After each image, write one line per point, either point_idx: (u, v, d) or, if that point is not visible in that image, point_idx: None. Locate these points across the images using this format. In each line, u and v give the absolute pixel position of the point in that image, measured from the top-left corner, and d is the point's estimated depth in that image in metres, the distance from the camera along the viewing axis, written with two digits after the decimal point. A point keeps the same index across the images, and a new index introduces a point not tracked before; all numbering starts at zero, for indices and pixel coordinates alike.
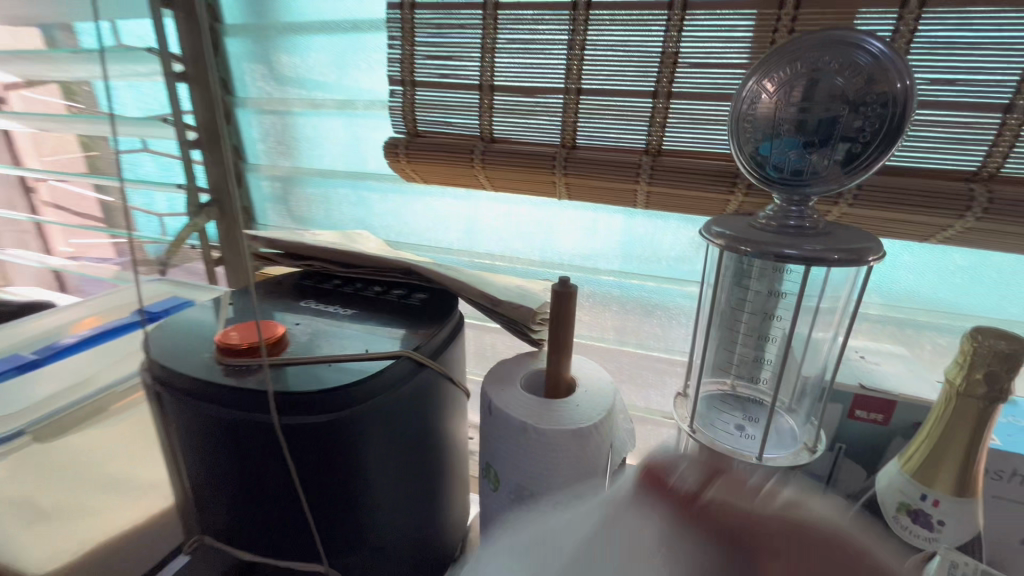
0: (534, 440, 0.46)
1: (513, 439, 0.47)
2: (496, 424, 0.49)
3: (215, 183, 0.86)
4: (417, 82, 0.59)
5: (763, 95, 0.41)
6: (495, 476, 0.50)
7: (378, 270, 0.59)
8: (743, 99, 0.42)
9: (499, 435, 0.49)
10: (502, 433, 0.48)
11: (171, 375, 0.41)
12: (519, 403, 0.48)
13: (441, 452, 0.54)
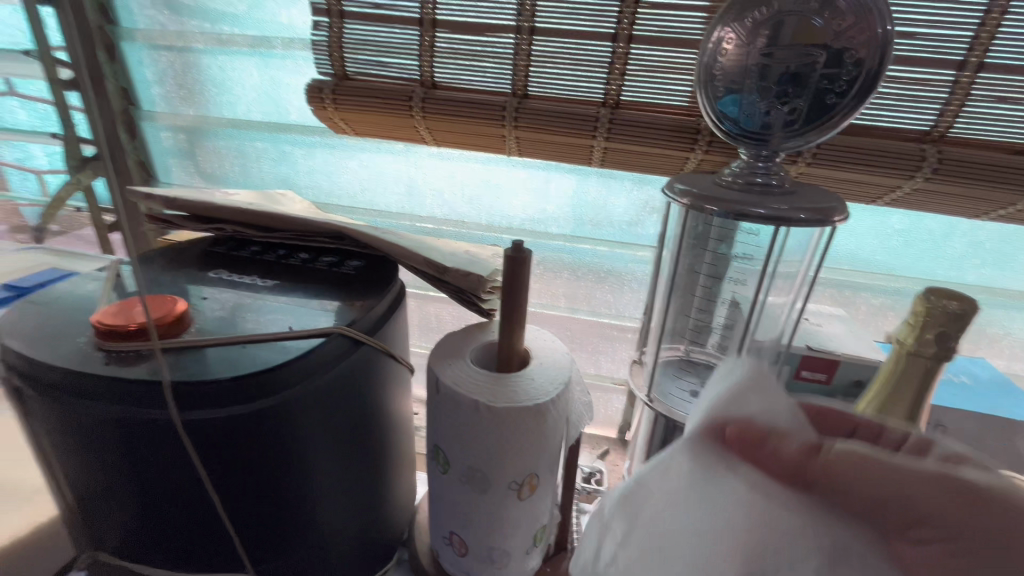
0: (487, 418, 0.42)
1: (463, 419, 0.43)
2: (443, 403, 0.44)
3: (100, 130, 0.77)
4: (347, 13, 0.51)
5: (738, 37, 0.37)
6: (444, 458, 0.46)
7: (305, 235, 0.51)
8: (715, 40, 0.38)
9: (446, 415, 0.44)
10: (451, 413, 0.44)
11: (32, 365, 0.33)
12: (469, 379, 0.44)
13: (384, 435, 0.49)
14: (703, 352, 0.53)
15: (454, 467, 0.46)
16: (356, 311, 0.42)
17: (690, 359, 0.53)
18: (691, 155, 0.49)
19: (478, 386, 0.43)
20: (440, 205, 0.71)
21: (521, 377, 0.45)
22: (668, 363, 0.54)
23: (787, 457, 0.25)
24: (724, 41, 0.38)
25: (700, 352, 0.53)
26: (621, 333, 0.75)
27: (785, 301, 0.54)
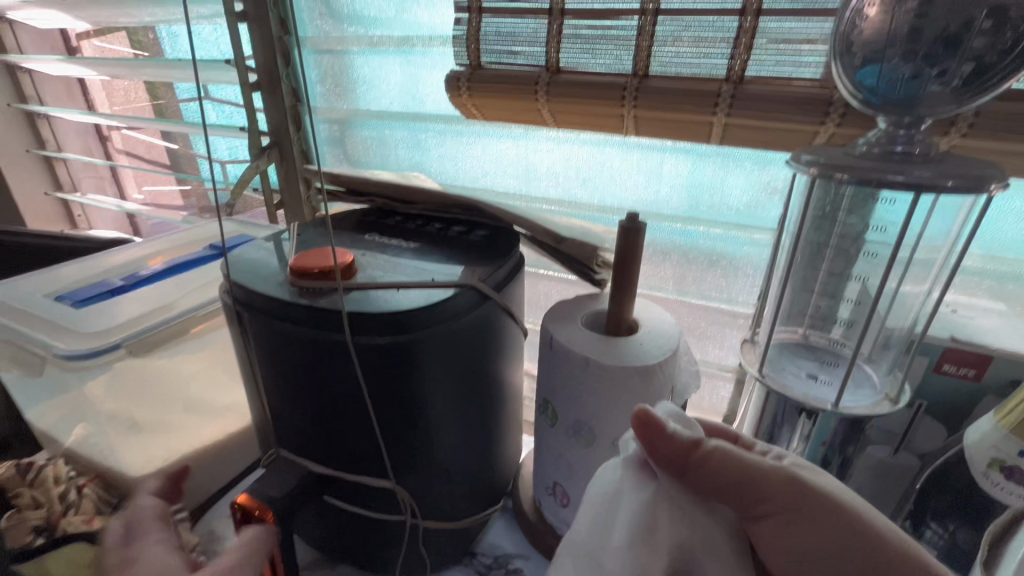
0: (595, 374, 0.45)
1: (573, 374, 0.47)
2: (556, 360, 0.48)
3: (276, 124, 0.93)
4: (484, 9, 0.57)
5: (880, 1, 0.36)
6: (553, 412, 0.51)
7: (440, 208, 0.59)
8: (854, 7, 0.37)
9: (557, 370, 0.48)
10: (562, 368, 0.48)
11: (249, 294, 0.43)
12: (580, 338, 0.48)
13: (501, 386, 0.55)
14: (821, 335, 0.52)
15: (562, 420, 0.50)
16: (484, 271, 0.48)
17: (807, 342, 0.52)
18: (821, 129, 0.48)
19: (587, 346, 0.47)
20: (556, 187, 0.76)
21: (630, 341, 0.47)
22: (783, 345, 0.53)
23: (672, 441, 0.35)
24: (863, 7, 0.37)
25: (818, 335, 0.52)
26: (732, 320, 0.73)
27: (922, 288, 0.50)
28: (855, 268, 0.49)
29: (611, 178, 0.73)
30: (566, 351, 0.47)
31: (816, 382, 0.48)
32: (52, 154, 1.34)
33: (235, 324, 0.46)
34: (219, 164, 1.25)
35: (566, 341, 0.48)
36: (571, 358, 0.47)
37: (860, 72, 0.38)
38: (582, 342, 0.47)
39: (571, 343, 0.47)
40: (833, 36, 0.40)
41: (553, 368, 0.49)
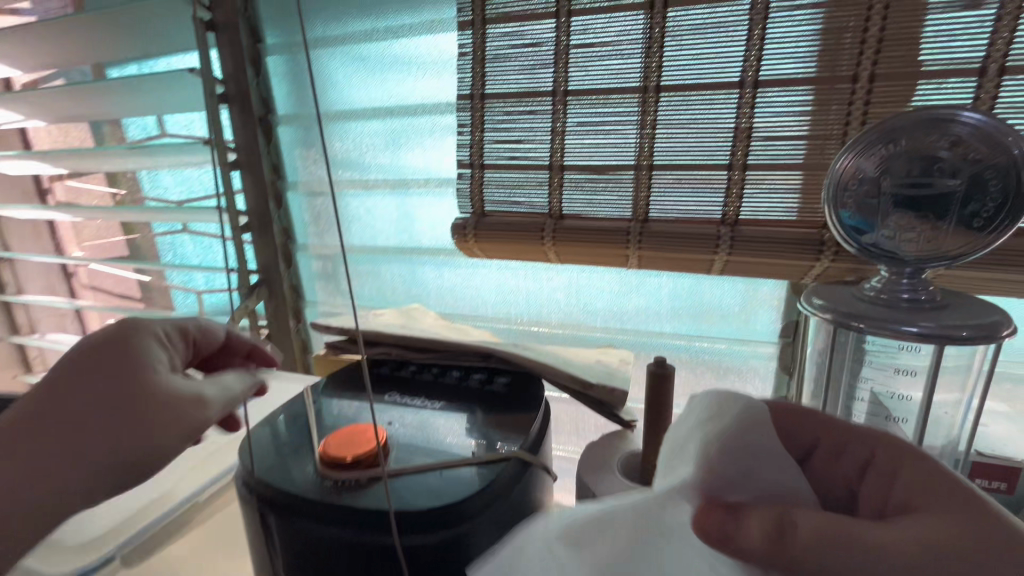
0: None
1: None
2: (603, 520, 0.46)
3: (265, 263, 0.92)
4: (486, 165, 0.61)
5: (864, 171, 0.41)
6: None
7: (456, 355, 0.58)
8: (841, 174, 0.42)
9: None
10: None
11: (274, 493, 0.39)
12: (627, 496, 0.45)
13: None
14: None
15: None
16: (520, 432, 0.46)
17: None
18: (818, 263, 0.52)
19: (635, 505, 0.44)
20: (557, 311, 0.78)
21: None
22: None
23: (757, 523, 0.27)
24: (848, 174, 0.41)
25: None
26: None
27: (958, 397, 0.46)
28: (861, 389, 0.49)
29: (613, 300, 0.75)
30: (613, 513, 0.45)
31: None
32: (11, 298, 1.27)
33: (253, 524, 0.41)
34: (197, 297, 1.21)
35: (613, 500, 0.45)
36: (620, 520, 0.44)
37: (856, 228, 0.42)
38: (630, 500, 0.45)
39: (616, 503, 0.45)
40: (824, 193, 0.44)
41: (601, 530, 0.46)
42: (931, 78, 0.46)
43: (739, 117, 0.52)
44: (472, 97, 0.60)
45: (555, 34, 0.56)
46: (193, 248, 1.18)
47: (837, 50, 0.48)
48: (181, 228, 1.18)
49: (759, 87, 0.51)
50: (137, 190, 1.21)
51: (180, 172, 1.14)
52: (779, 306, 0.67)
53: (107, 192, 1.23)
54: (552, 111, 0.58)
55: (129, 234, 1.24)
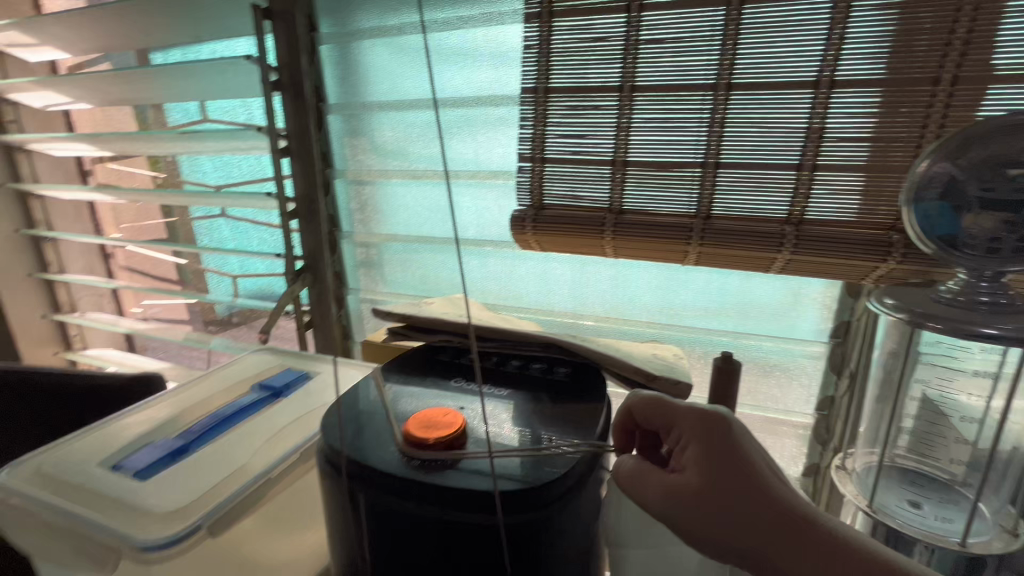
0: (758, 463, 0.41)
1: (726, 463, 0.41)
2: (706, 434, 0.43)
3: (310, 248, 0.93)
4: (547, 158, 0.62)
5: (949, 175, 0.42)
6: (675, 515, 0.41)
7: (518, 344, 0.59)
8: (924, 178, 0.44)
9: (709, 451, 0.42)
10: (717, 451, 0.41)
11: (361, 468, 0.40)
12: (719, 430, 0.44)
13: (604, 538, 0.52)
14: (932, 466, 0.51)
15: (687, 525, 0.40)
16: (589, 416, 0.48)
17: (921, 475, 0.50)
18: (884, 264, 0.52)
19: (742, 432, 0.43)
20: (604, 304, 0.79)
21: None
22: (894, 474, 0.51)
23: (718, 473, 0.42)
24: (933, 179, 0.43)
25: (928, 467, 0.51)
26: (792, 429, 0.73)
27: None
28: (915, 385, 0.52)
29: (659, 296, 0.76)
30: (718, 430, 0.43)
31: (921, 513, 0.48)
32: (52, 276, 1.29)
33: (336, 498, 0.42)
34: (232, 281, 1.23)
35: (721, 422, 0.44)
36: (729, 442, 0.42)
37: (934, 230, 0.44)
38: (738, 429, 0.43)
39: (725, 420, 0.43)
40: (906, 188, 0.47)
41: (699, 452, 0.42)
42: (1016, 84, 0.46)
43: (812, 116, 0.53)
44: (537, 91, 0.61)
45: (626, 30, 0.56)
46: (230, 232, 1.20)
47: (915, 53, 0.48)
48: (220, 214, 1.20)
49: (834, 87, 0.52)
50: (176, 173, 1.22)
51: (221, 157, 1.15)
52: (826, 306, 0.68)
53: (148, 175, 1.26)
54: (618, 107, 0.59)
55: (167, 218, 1.27)
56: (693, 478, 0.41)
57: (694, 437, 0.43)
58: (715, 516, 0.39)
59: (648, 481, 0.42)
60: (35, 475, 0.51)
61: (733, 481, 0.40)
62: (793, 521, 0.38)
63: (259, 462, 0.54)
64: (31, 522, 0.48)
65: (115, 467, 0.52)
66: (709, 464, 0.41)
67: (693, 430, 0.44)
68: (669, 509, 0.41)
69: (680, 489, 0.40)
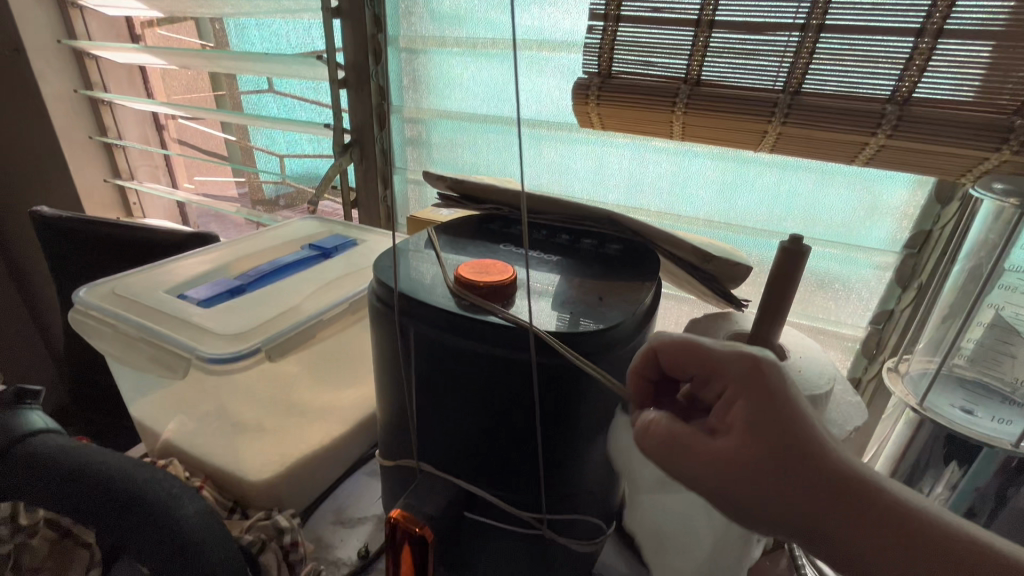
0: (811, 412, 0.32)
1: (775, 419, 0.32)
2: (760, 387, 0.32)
3: (359, 122, 0.91)
4: (623, 17, 0.56)
5: None
6: (722, 488, 0.31)
7: (569, 218, 0.57)
8: None
9: (762, 409, 0.31)
10: (773, 409, 0.31)
11: (412, 304, 0.41)
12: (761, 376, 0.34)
13: None
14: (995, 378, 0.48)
15: (734, 499, 0.32)
16: (639, 287, 0.47)
17: (981, 384, 0.48)
18: (993, 156, 0.46)
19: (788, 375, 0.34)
20: (660, 199, 0.75)
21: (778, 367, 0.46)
22: (951, 381, 0.50)
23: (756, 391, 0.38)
24: None
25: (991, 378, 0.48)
26: (838, 343, 0.71)
27: None
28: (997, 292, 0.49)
29: (720, 193, 0.71)
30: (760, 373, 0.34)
31: (974, 416, 0.47)
32: (110, 141, 1.32)
33: (386, 334, 0.44)
34: (280, 159, 1.23)
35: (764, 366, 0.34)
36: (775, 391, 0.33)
37: None
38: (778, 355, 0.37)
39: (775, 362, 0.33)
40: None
41: (753, 411, 0.31)
42: None
43: None
44: None
45: None
46: (278, 107, 1.18)
47: None
48: (269, 88, 1.18)
49: None
50: (224, 41, 1.19)
51: (269, 24, 1.11)
52: (907, 212, 0.62)
53: (197, 42, 1.23)
54: None
55: (216, 90, 1.26)
56: (739, 442, 0.31)
57: (743, 388, 0.32)
58: (770, 486, 0.31)
59: (683, 450, 0.32)
60: (111, 295, 0.55)
61: (792, 442, 0.31)
62: (857, 479, 0.31)
63: (312, 306, 0.56)
64: (108, 333, 0.52)
65: (181, 296, 0.55)
66: (761, 425, 0.31)
67: (741, 380, 0.33)
68: (714, 480, 0.31)
69: (725, 457, 0.31)
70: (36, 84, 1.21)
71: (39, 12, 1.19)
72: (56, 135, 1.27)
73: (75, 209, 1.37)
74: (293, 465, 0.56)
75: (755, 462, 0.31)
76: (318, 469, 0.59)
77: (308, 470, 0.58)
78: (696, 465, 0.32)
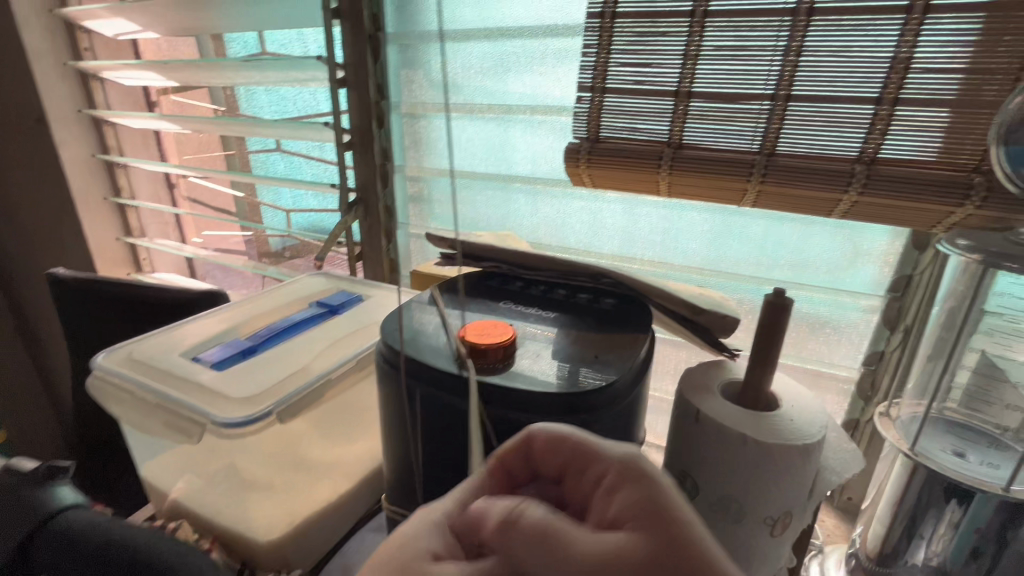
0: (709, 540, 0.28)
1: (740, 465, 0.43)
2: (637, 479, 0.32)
3: (363, 181, 0.95)
4: (609, 88, 0.61)
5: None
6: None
7: (565, 275, 0.60)
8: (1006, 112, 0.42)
9: (643, 501, 0.30)
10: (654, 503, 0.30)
11: (417, 366, 0.43)
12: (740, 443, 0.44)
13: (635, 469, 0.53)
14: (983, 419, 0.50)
15: None
16: (633, 342, 0.49)
17: (971, 426, 0.50)
18: (959, 210, 0.49)
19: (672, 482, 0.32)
20: (652, 248, 0.78)
21: (769, 418, 0.47)
22: (941, 424, 0.51)
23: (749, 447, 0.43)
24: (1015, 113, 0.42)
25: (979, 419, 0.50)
26: (833, 385, 0.73)
27: None
28: (976, 336, 0.51)
29: (709, 242, 0.74)
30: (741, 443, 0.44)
31: (966, 461, 0.48)
32: (124, 201, 1.38)
33: (392, 394, 0.46)
34: (287, 214, 1.28)
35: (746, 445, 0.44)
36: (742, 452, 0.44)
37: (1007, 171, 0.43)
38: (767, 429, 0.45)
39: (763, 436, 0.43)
40: (993, 128, 0.44)
41: (632, 501, 0.31)
42: None
43: (899, 46, 0.50)
44: (603, 16, 0.59)
45: None
46: (285, 166, 1.24)
47: None
48: (276, 148, 1.24)
49: (928, 13, 0.48)
50: (235, 106, 1.26)
51: (278, 91, 1.18)
52: (887, 257, 0.65)
53: (209, 107, 1.30)
54: (687, 33, 0.56)
55: (226, 151, 1.32)
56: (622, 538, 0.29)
57: (623, 480, 0.32)
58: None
59: (560, 548, 0.29)
60: (128, 359, 0.57)
61: (669, 546, 0.28)
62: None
63: (319, 365, 0.58)
64: (125, 399, 0.54)
65: (194, 359, 0.57)
66: (642, 516, 0.30)
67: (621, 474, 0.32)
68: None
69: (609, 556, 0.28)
70: (56, 150, 1.27)
71: (63, 85, 1.26)
72: (72, 197, 1.32)
73: (87, 266, 1.41)
74: (301, 524, 0.57)
75: (648, 558, 0.28)
76: (325, 528, 0.60)
77: (315, 530, 0.58)
78: (573, 562, 0.28)
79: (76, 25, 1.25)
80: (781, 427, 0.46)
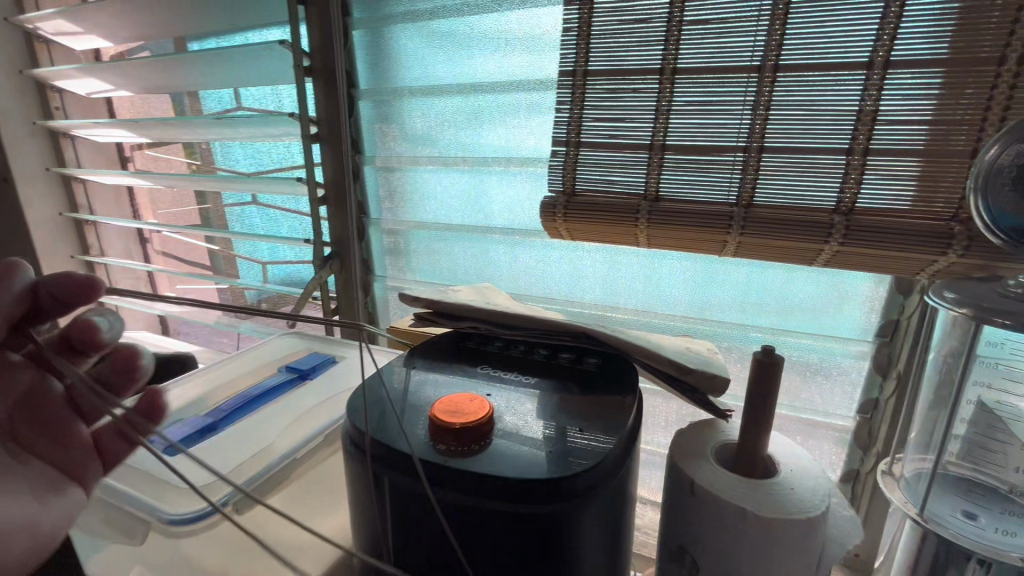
0: None
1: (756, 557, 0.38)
2: None
3: (338, 234, 0.93)
4: (583, 142, 0.60)
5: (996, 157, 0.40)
6: None
7: (546, 333, 0.58)
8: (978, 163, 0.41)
9: None
10: None
11: (386, 451, 0.40)
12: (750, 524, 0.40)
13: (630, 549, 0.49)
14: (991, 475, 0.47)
15: None
16: (620, 406, 0.46)
17: (979, 483, 0.47)
18: (942, 258, 0.49)
19: None
20: (635, 298, 0.77)
21: (766, 489, 0.44)
22: (947, 482, 0.48)
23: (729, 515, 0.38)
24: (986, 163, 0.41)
25: (987, 476, 0.47)
26: (830, 434, 0.70)
27: None
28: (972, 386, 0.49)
29: (692, 290, 0.73)
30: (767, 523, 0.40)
31: (977, 524, 0.44)
32: (92, 258, 1.33)
33: (361, 480, 0.42)
34: (263, 267, 1.25)
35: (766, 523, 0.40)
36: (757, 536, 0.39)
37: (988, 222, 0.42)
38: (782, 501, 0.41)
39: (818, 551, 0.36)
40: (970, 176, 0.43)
41: None
42: None
43: (865, 99, 0.50)
44: (574, 74, 0.59)
45: (668, 11, 0.55)
46: (261, 219, 1.22)
47: (983, 30, 0.45)
48: (252, 201, 1.22)
49: (889, 68, 0.49)
50: (210, 160, 1.24)
51: (254, 145, 1.17)
52: (871, 302, 0.64)
53: (184, 162, 1.29)
54: (658, 89, 0.57)
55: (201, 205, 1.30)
56: None
57: None
58: None
59: None
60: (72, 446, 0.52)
61: None
62: None
63: (284, 443, 0.54)
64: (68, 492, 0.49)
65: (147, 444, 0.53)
66: None
67: None
68: None
69: None
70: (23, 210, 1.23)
71: (33, 144, 1.24)
72: (38, 256, 1.27)
73: None
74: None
75: None
76: None
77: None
78: None
79: (49, 85, 1.24)
80: (782, 498, 0.44)
